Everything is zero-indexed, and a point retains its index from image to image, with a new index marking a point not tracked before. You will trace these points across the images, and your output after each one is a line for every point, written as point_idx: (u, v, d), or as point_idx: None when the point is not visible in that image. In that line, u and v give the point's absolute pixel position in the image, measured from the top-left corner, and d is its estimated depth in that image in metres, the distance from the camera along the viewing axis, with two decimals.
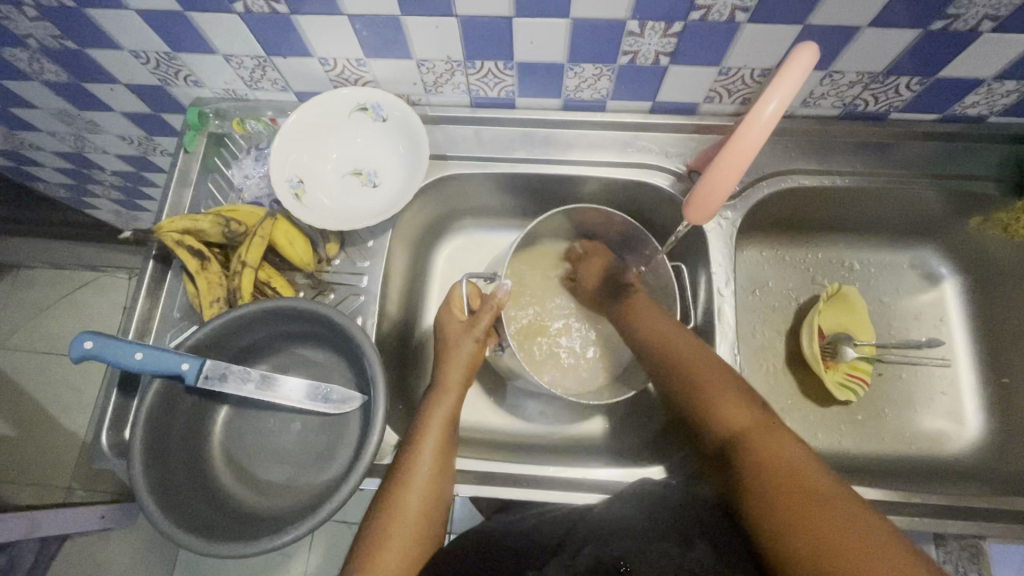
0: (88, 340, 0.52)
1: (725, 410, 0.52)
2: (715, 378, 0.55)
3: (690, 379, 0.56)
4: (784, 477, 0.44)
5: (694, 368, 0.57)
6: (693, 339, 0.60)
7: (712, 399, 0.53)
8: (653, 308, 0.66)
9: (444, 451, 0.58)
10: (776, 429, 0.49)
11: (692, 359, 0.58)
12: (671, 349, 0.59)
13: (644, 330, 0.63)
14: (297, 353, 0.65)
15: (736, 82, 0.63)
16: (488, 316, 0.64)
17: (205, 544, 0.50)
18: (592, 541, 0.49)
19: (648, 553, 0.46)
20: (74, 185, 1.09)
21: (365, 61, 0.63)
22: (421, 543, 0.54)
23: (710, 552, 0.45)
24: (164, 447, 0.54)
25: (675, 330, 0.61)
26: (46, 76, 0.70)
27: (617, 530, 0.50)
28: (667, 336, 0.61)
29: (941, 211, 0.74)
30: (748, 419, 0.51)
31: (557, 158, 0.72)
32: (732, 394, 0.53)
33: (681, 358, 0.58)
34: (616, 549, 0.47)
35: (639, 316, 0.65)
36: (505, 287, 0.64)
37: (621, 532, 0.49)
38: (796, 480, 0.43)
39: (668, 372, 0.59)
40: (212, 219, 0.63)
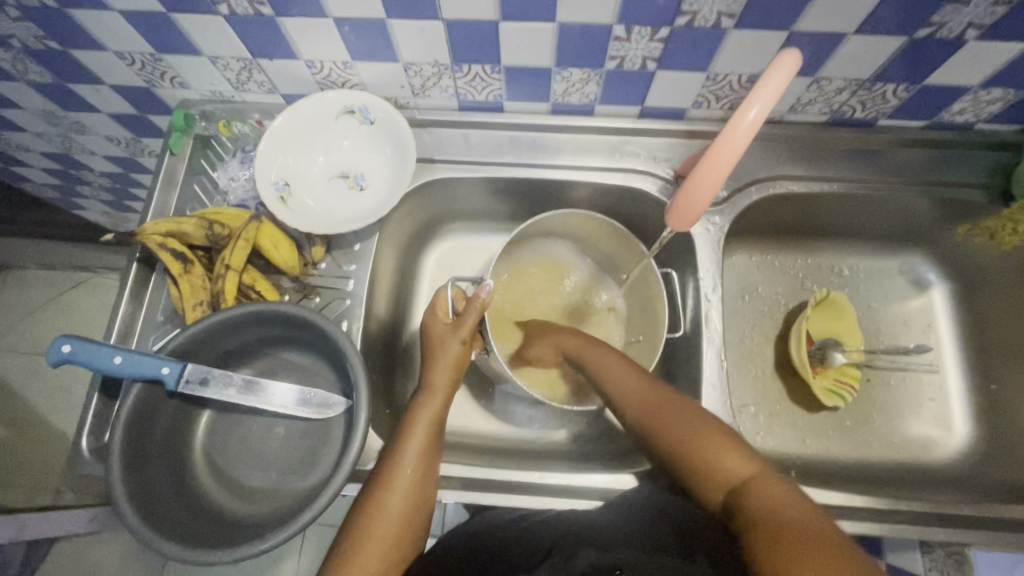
0: (66, 343, 0.51)
1: (717, 461, 0.48)
2: (700, 429, 0.51)
3: (672, 435, 0.52)
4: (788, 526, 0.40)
5: (675, 425, 0.52)
6: (669, 392, 0.56)
7: (702, 453, 0.49)
8: (618, 359, 0.61)
9: (427, 454, 0.58)
10: (769, 478, 0.46)
11: (671, 416, 0.53)
12: (649, 407, 0.55)
13: (616, 383, 0.59)
14: (281, 357, 0.64)
15: (724, 87, 0.63)
16: (474, 316, 0.63)
17: (182, 552, 0.49)
18: (580, 545, 0.49)
19: (646, 562, 0.44)
20: (62, 185, 1.08)
21: (352, 64, 0.63)
22: (400, 544, 0.53)
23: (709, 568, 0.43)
24: (143, 452, 0.53)
25: (644, 385, 0.57)
26: (31, 77, 0.70)
27: (601, 537, 0.49)
28: (639, 394, 0.56)
29: (929, 217, 0.74)
30: (744, 470, 0.47)
31: (546, 162, 0.72)
32: (719, 442, 0.49)
33: (660, 416, 0.54)
34: (616, 557, 0.46)
35: (608, 367, 0.60)
36: (489, 287, 0.62)
37: (620, 544, 0.48)
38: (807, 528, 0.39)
39: (651, 433, 0.54)
40: (196, 222, 0.62)
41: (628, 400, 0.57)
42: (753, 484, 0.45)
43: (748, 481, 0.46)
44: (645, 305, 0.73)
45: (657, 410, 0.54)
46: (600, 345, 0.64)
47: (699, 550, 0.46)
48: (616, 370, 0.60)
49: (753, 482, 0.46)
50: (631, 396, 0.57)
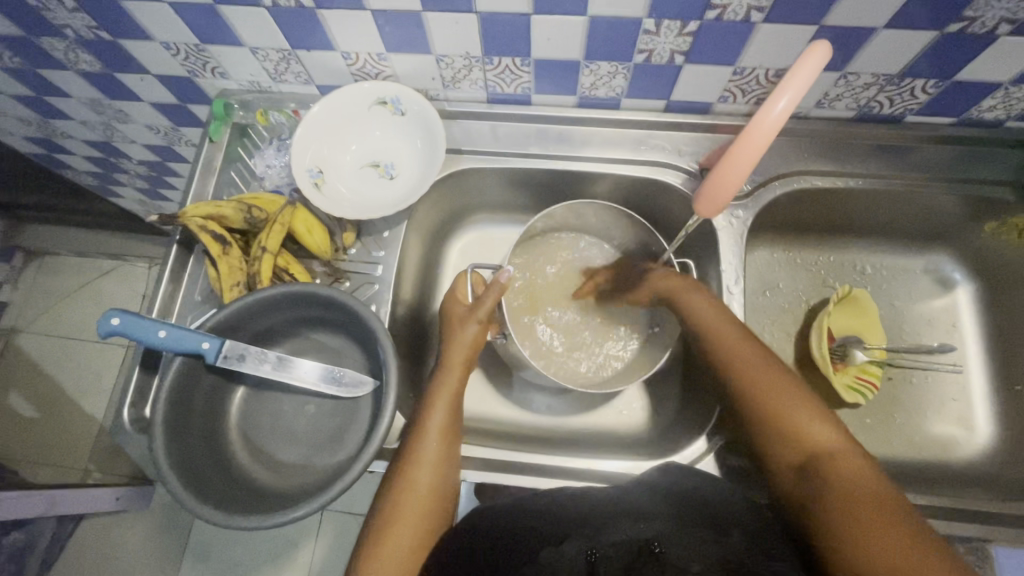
0: (115, 317, 0.54)
1: (796, 423, 0.53)
2: (783, 391, 0.55)
3: (756, 393, 0.56)
4: (866, 505, 0.46)
5: (761, 383, 0.56)
6: (758, 350, 0.59)
7: (787, 415, 0.54)
8: (710, 304, 0.63)
9: (450, 430, 0.60)
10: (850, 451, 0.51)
11: (759, 375, 0.57)
12: (736, 364, 0.59)
13: (710, 330, 0.62)
14: (312, 337, 0.66)
15: (750, 82, 0.63)
16: (489, 298, 0.65)
17: (221, 517, 0.51)
18: (612, 517, 0.51)
19: (683, 535, 0.48)
20: (101, 173, 1.12)
21: (386, 56, 0.65)
22: (431, 516, 0.56)
23: (743, 540, 0.49)
24: (183, 423, 0.56)
25: (736, 340, 0.60)
26: (81, 66, 0.73)
27: (633, 510, 0.52)
28: (728, 351, 0.60)
29: (955, 215, 0.74)
30: (826, 434, 0.52)
31: (571, 155, 0.73)
32: (799, 404, 0.54)
33: (748, 374, 0.58)
34: (649, 529, 0.49)
35: (701, 316, 0.63)
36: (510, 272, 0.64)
37: (653, 511, 0.51)
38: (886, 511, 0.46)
39: (734, 381, 0.58)
40: (234, 207, 0.65)
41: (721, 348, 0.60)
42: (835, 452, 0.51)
43: (827, 444, 0.51)
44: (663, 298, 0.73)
45: (750, 367, 0.58)
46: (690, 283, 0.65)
47: (734, 525, 0.50)
48: (709, 317, 0.62)
49: (835, 450, 0.51)
50: (726, 346, 0.60)
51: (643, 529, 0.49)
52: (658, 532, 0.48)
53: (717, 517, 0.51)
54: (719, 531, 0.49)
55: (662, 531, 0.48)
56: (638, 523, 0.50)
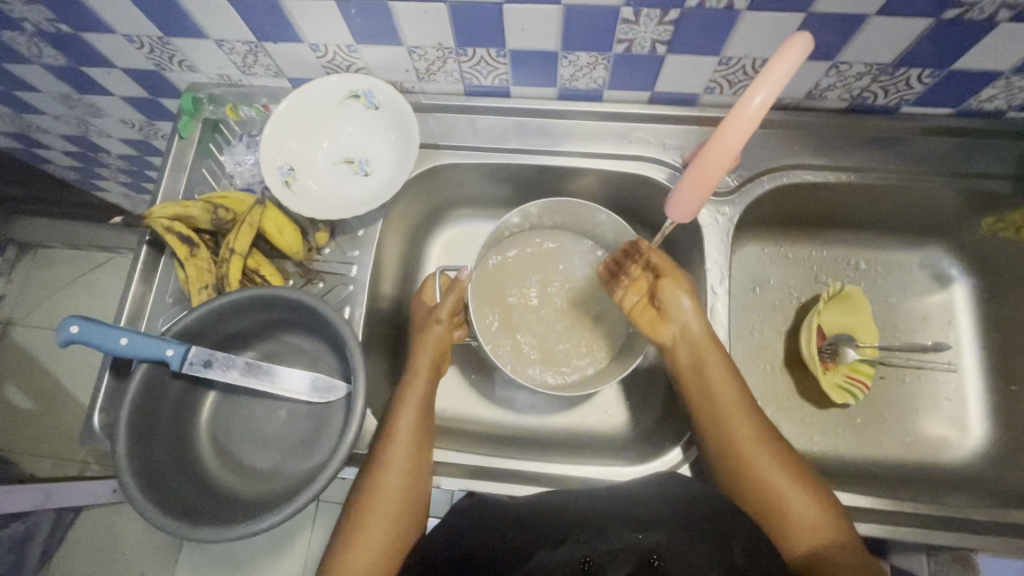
0: (73, 324, 0.52)
1: (793, 509, 0.53)
2: (786, 471, 0.55)
3: (758, 472, 0.55)
4: None
5: (765, 463, 0.55)
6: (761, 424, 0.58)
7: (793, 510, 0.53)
8: (723, 366, 0.61)
9: (421, 433, 0.59)
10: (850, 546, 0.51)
11: (763, 453, 0.56)
12: (739, 437, 0.57)
13: (723, 410, 0.58)
14: (284, 340, 0.65)
15: (737, 72, 0.60)
16: (449, 301, 0.64)
17: (184, 528, 0.50)
18: (611, 520, 0.49)
19: (685, 549, 0.47)
20: (82, 167, 1.10)
21: (356, 48, 0.62)
22: (401, 521, 0.55)
23: (744, 557, 0.47)
24: (149, 430, 0.55)
25: (746, 412, 0.58)
26: (46, 60, 0.71)
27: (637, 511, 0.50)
28: (733, 421, 0.58)
29: (952, 209, 0.71)
30: (823, 522, 0.52)
31: (552, 150, 0.71)
32: (799, 487, 0.54)
33: (752, 451, 0.56)
34: (647, 539, 0.48)
35: (712, 379, 0.60)
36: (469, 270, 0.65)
37: (654, 518, 0.49)
38: None
39: (742, 470, 0.56)
40: (202, 206, 0.63)
41: (732, 434, 0.57)
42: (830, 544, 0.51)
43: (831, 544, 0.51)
44: None
45: (759, 455, 0.56)
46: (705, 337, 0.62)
47: (735, 540, 0.48)
48: (720, 382, 0.60)
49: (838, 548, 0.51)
50: (738, 433, 0.57)
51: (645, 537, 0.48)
52: (660, 542, 0.47)
53: (718, 526, 0.49)
54: (719, 546, 0.47)
55: (665, 541, 0.47)
56: (637, 533, 0.48)
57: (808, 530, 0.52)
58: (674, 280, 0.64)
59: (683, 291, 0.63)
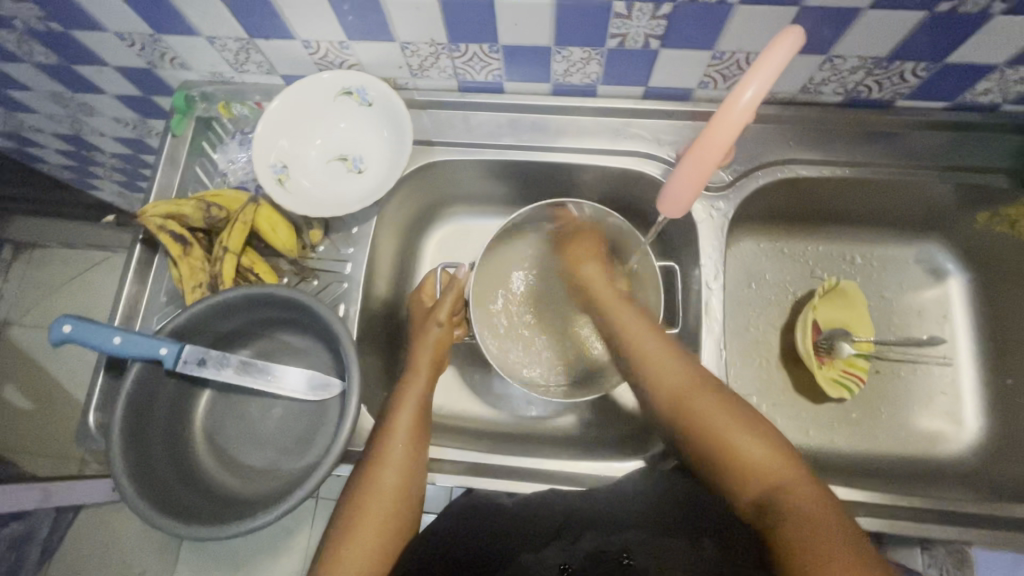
0: (66, 324, 0.52)
1: (732, 448, 0.51)
2: (728, 415, 0.53)
3: (694, 419, 0.54)
4: (813, 538, 0.42)
5: (700, 411, 0.54)
6: (694, 372, 0.57)
7: (732, 452, 0.51)
8: (648, 329, 0.61)
9: (417, 431, 0.59)
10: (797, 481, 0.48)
11: (703, 401, 0.54)
12: (672, 387, 0.56)
13: (650, 363, 0.58)
14: (280, 339, 0.65)
15: (731, 67, 0.60)
16: (449, 299, 0.65)
17: (179, 527, 0.50)
18: (585, 525, 0.50)
19: (656, 547, 0.46)
20: (76, 166, 1.10)
21: (348, 44, 0.62)
22: (396, 517, 0.55)
23: (717, 550, 0.46)
24: (143, 430, 0.55)
25: (678, 362, 0.58)
26: (37, 58, 0.71)
27: (609, 516, 0.51)
28: (661, 377, 0.57)
29: (947, 203, 0.71)
30: (763, 457, 0.50)
31: (546, 146, 0.70)
32: (736, 425, 0.52)
33: (687, 399, 0.55)
34: (618, 539, 0.48)
35: (639, 344, 0.60)
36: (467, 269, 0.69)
37: (626, 524, 0.49)
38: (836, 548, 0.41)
39: (679, 420, 0.55)
40: (194, 204, 0.63)
41: (665, 385, 0.57)
42: (773, 479, 0.48)
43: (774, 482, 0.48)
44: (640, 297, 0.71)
45: (695, 401, 0.54)
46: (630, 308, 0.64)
47: (706, 533, 0.48)
48: (644, 343, 0.60)
49: (783, 486, 0.47)
50: (671, 383, 0.56)
51: (614, 539, 0.48)
52: (629, 541, 0.47)
53: (692, 524, 0.49)
54: (693, 543, 0.47)
55: (634, 540, 0.47)
56: (608, 535, 0.48)
57: (751, 469, 0.49)
58: (627, 306, 0.65)
59: (641, 315, 0.64)
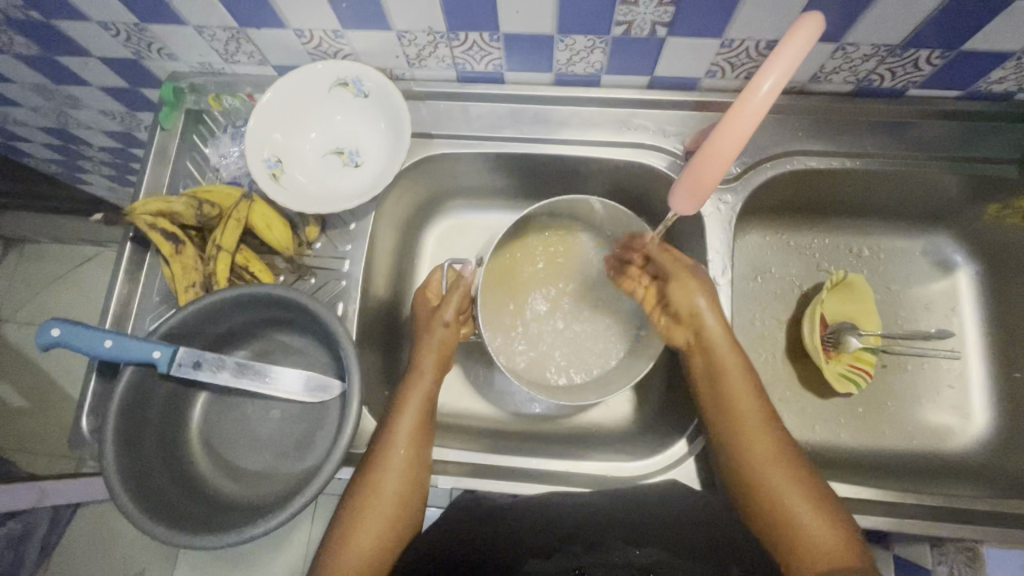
0: (54, 328, 0.50)
1: (798, 523, 0.50)
2: (804, 487, 0.52)
3: (767, 482, 0.53)
4: None
5: (776, 473, 0.53)
6: (781, 437, 0.55)
7: (798, 518, 0.50)
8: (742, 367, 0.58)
9: (418, 438, 0.57)
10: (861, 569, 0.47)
11: (782, 462, 0.53)
12: (750, 429, 0.55)
13: (737, 392, 0.57)
14: (278, 339, 0.63)
15: (740, 55, 0.58)
16: (454, 301, 0.62)
17: (175, 535, 0.49)
18: (610, 534, 0.50)
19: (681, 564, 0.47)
20: (63, 160, 1.07)
21: (342, 33, 0.59)
22: (396, 525, 0.54)
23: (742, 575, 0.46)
24: (137, 436, 0.53)
25: (761, 407, 0.56)
26: (17, 49, 0.68)
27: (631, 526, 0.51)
28: (746, 424, 0.55)
29: (959, 194, 0.69)
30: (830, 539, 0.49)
31: (548, 137, 0.69)
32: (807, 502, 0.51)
33: (762, 446, 0.54)
34: (645, 554, 0.49)
35: (729, 378, 0.57)
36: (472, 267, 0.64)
37: (652, 534, 0.50)
38: None
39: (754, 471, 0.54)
40: (186, 201, 0.61)
41: (743, 424, 0.56)
42: (836, 560, 0.48)
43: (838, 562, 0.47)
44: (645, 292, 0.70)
45: (771, 454, 0.54)
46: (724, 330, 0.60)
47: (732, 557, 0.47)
48: (737, 383, 0.57)
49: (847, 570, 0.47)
50: (750, 424, 0.55)
51: (642, 553, 0.49)
52: (655, 557, 0.48)
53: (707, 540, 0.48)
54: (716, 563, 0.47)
55: (660, 556, 0.48)
56: (634, 549, 0.49)
57: (815, 547, 0.49)
58: (683, 280, 0.60)
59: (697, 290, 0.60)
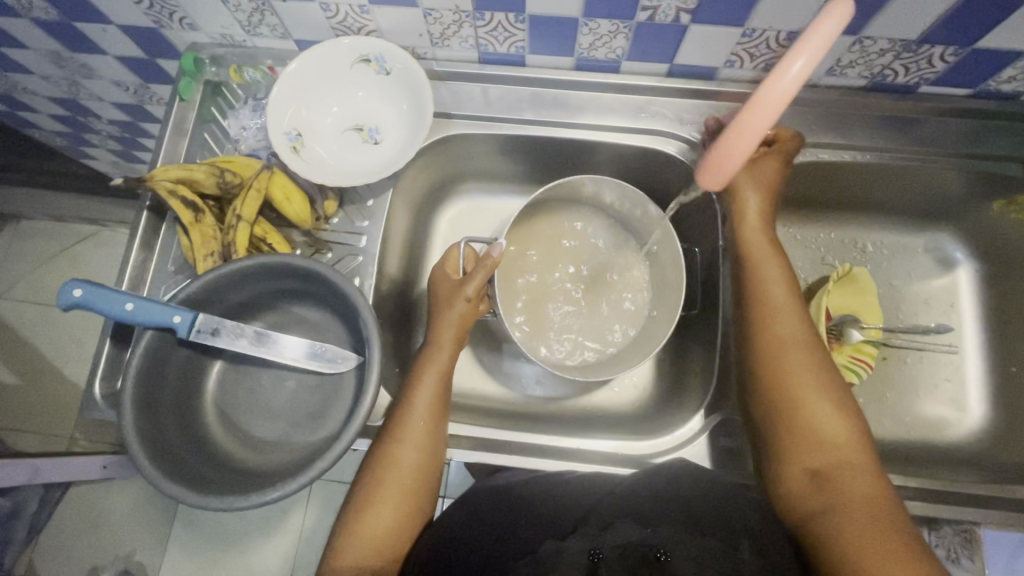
0: (76, 288, 0.51)
1: (807, 410, 0.55)
2: (818, 381, 0.56)
3: (787, 365, 0.57)
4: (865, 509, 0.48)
5: (802, 383, 0.56)
6: (806, 329, 0.59)
7: (805, 404, 0.55)
8: (785, 290, 0.60)
9: (436, 412, 0.58)
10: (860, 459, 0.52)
11: (800, 355, 0.57)
12: (778, 321, 0.59)
13: (771, 283, 0.61)
14: (293, 312, 0.64)
15: (760, 45, 0.59)
16: (478, 278, 0.61)
17: (193, 496, 0.49)
18: (616, 515, 0.50)
19: (693, 547, 0.47)
20: (70, 133, 1.06)
21: (368, 8, 0.60)
22: (413, 497, 0.55)
23: (754, 554, 0.47)
24: (155, 400, 0.53)
25: (792, 302, 0.60)
26: (36, 13, 0.67)
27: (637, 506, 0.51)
28: (779, 326, 0.59)
29: (963, 191, 0.71)
30: (843, 440, 0.53)
31: (566, 122, 0.69)
32: (828, 408, 0.54)
33: (787, 338, 0.58)
34: (654, 535, 0.48)
35: (770, 297, 0.60)
36: (501, 248, 0.61)
37: (657, 516, 0.49)
38: (882, 519, 0.47)
39: (771, 356, 0.58)
40: (207, 169, 0.61)
41: (769, 312, 0.60)
42: (841, 446, 0.53)
43: (837, 445, 0.53)
44: (656, 280, 0.72)
45: (792, 343, 0.58)
46: (771, 250, 0.63)
47: (744, 536, 0.48)
48: (771, 278, 0.61)
49: (845, 453, 0.52)
50: (776, 313, 0.59)
51: (650, 533, 0.48)
52: (665, 537, 0.47)
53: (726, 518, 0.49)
54: (729, 545, 0.47)
55: (669, 535, 0.48)
56: (644, 528, 0.48)
57: (818, 436, 0.53)
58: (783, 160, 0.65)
59: (777, 173, 0.64)
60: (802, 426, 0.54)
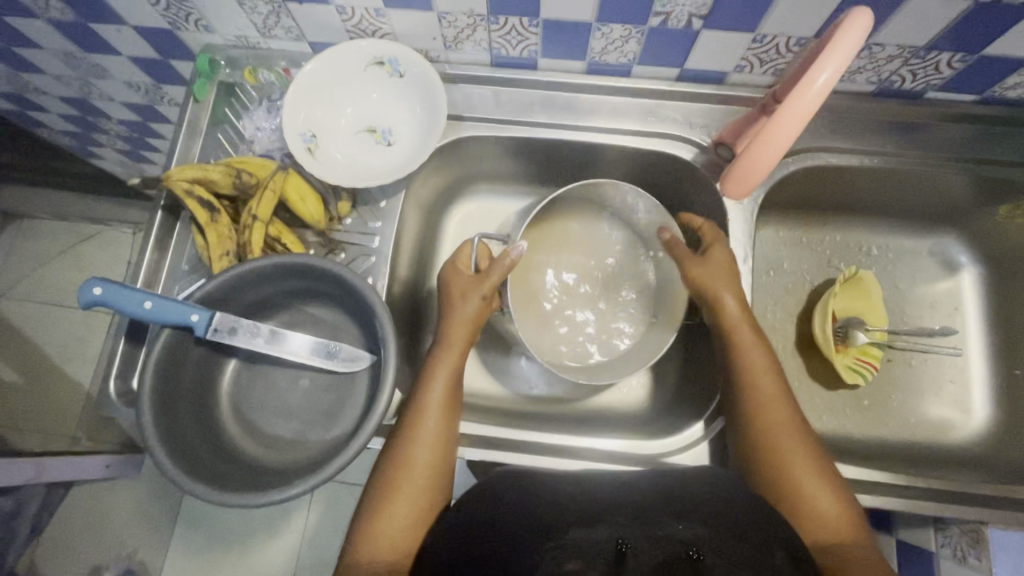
0: (96, 286, 0.51)
1: (801, 484, 0.54)
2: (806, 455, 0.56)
3: (776, 441, 0.57)
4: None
5: (790, 459, 0.55)
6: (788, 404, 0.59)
7: (798, 479, 0.54)
8: (765, 364, 0.61)
9: (448, 408, 0.59)
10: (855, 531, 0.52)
11: (785, 426, 0.57)
12: (761, 394, 0.59)
13: (753, 360, 0.61)
14: (307, 311, 0.64)
15: (770, 51, 0.60)
16: (497, 272, 0.62)
17: (213, 493, 0.50)
18: (638, 507, 0.50)
19: (726, 547, 0.45)
20: (79, 132, 1.07)
21: (384, 11, 0.60)
22: (428, 493, 0.55)
23: (788, 559, 0.45)
24: (172, 399, 0.54)
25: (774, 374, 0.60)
26: (51, 14, 0.68)
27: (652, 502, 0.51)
28: (765, 402, 0.59)
29: (967, 195, 0.72)
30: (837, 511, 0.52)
31: (577, 124, 0.70)
32: (818, 481, 0.54)
33: (771, 410, 0.58)
34: (688, 530, 0.46)
35: (751, 369, 0.60)
36: (519, 250, 0.62)
37: (688, 510, 0.49)
38: None
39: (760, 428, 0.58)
40: (223, 170, 0.62)
41: (753, 386, 0.60)
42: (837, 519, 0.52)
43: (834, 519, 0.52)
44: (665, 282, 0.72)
45: (777, 416, 0.58)
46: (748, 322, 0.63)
47: (778, 544, 0.46)
48: (751, 352, 0.61)
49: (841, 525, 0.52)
50: (760, 387, 0.59)
51: (684, 529, 0.47)
52: (698, 535, 0.46)
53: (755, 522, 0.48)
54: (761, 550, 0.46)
55: (702, 535, 0.46)
56: (678, 523, 0.47)
57: (815, 512, 0.53)
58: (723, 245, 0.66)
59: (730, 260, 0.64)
60: (797, 499, 0.54)
